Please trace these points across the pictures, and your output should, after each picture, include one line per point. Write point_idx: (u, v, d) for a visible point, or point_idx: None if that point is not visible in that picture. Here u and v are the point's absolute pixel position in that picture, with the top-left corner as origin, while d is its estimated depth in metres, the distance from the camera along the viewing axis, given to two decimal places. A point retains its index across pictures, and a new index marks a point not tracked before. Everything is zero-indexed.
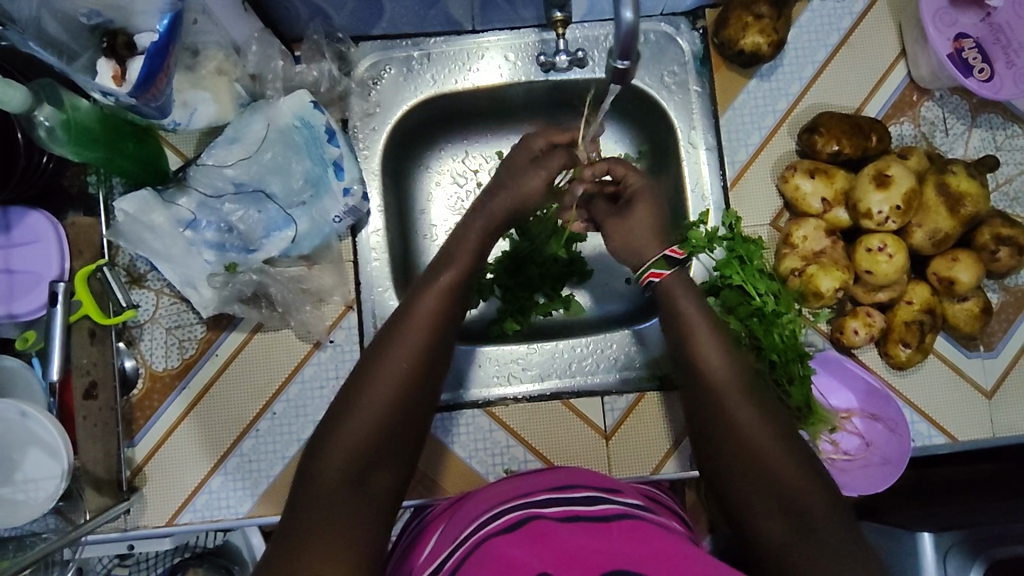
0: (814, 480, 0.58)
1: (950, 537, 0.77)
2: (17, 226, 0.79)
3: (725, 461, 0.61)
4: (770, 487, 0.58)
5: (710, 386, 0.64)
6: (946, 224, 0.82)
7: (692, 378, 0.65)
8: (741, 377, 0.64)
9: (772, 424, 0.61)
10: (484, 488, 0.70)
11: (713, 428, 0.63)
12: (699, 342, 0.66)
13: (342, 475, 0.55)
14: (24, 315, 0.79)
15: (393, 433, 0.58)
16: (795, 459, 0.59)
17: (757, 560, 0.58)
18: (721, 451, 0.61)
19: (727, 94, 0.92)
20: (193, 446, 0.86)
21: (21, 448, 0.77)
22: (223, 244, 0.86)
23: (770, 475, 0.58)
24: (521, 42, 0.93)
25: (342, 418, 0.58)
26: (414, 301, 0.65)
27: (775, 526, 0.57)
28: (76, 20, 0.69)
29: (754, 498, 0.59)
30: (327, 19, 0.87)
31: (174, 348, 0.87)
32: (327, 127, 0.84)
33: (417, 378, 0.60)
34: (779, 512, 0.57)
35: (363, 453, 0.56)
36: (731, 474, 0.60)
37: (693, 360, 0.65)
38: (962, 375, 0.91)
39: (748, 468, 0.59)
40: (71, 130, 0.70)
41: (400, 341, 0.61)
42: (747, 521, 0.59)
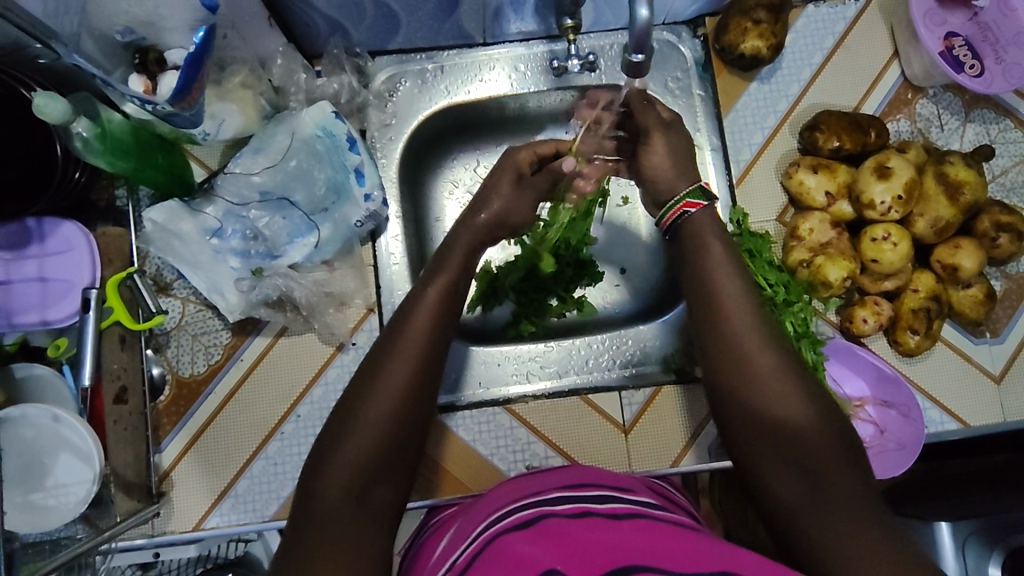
0: (834, 443, 0.56)
1: (967, 527, 0.80)
2: (50, 236, 0.81)
3: (741, 427, 0.59)
4: (788, 451, 0.56)
5: (732, 394, 0.60)
6: (948, 212, 0.85)
7: (713, 343, 0.62)
8: (761, 339, 0.61)
9: (798, 384, 0.59)
10: (498, 487, 0.71)
11: (727, 403, 0.61)
12: (726, 315, 0.63)
13: (346, 490, 0.55)
14: (56, 322, 0.80)
15: (399, 444, 0.58)
16: (815, 420, 0.58)
17: (776, 525, 0.57)
18: (759, 454, 0.58)
19: (730, 96, 0.96)
20: (214, 456, 0.87)
21: (52, 454, 0.78)
22: (248, 251, 0.88)
23: (811, 469, 0.55)
24: (531, 53, 0.97)
25: (345, 428, 0.58)
26: (411, 308, 0.65)
27: (790, 489, 0.56)
28: (112, 38, 0.74)
29: (772, 462, 0.57)
30: (346, 34, 0.90)
31: (200, 354, 0.89)
32: (348, 136, 0.87)
33: (421, 388, 0.60)
34: (795, 475, 0.56)
35: (368, 466, 0.56)
36: (771, 473, 0.57)
37: (715, 328, 0.63)
38: (971, 362, 0.93)
39: (768, 433, 0.58)
40: (105, 140, 0.74)
41: (403, 345, 0.61)
42: (761, 485, 0.58)
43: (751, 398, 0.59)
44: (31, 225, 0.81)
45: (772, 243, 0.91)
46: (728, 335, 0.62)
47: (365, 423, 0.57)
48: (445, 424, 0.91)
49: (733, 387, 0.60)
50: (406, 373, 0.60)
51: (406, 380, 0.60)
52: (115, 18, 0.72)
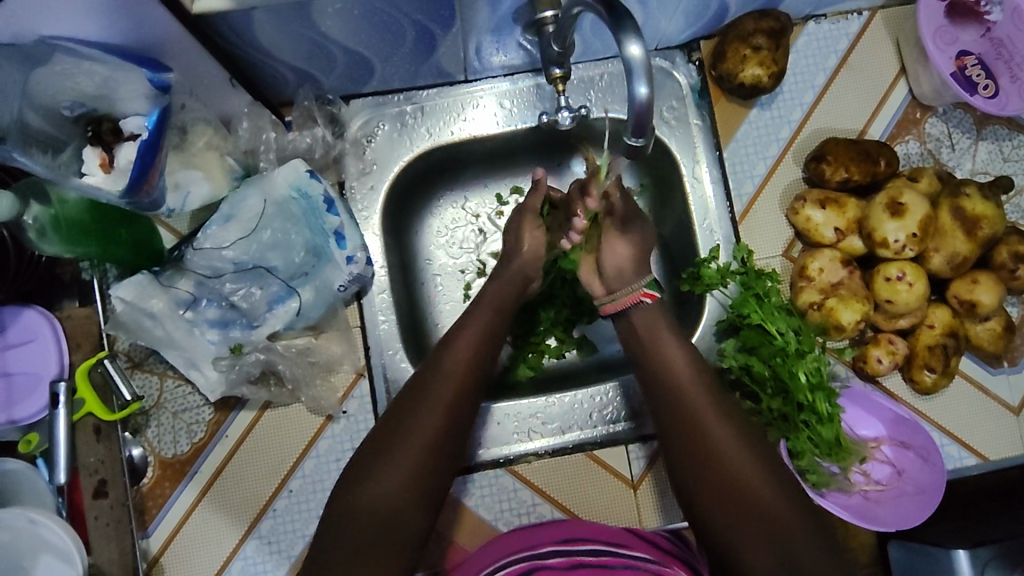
0: (803, 519, 0.59)
1: (985, 555, 0.77)
2: (11, 326, 0.76)
3: (694, 485, 0.62)
4: (762, 526, 0.58)
5: (688, 427, 0.63)
6: (964, 247, 0.80)
7: (676, 422, 0.65)
8: (722, 419, 0.63)
9: (761, 464, 0.61)
10: (495, 539, 0.77)
11: (680, 433, 0.64)
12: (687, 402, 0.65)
13: (373, 518, 0.58)
14: (25, 419, 0.75)
15: (430, 479, 0.61)
16: (783, 497, 0.60)
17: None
18: (706, 486, 0.61)
19: (729, 125, 0.91)
20: (208, 533, 0.83)
21: (31, 556, 0.74)
22: (227, 322, 0.82)
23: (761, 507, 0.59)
24: (516, 88, 0.91)
25: (378, 458, 0.60)
26: (440, 357, 0.67)
27: (746, 536, 0.58)
28: (59, 113, 0.67)
29: (747, 538, 0.58)
30: (316, 82, 0.84)
31: (182, 433, 0.84)
32: (325, 196, 0.81)
33: (451, 428, 0.63)
34: (769, 550, 0.57)
35: (397, 499, 0.59)
36: (716, 505, 0.60)
37: (679, 412, 0.65)
38: (989, 394, 0.89)
39: (732, 500, 0.60)
40: (62, 227, 0.69)
41: (431, 394, 0.64)
42: (730, 558, 0.59)
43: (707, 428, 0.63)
44: None
45: (780, 283, 0.86)
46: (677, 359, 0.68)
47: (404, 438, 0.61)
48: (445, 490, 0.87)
49: (691, 419, 0.64)
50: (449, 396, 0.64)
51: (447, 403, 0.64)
52: (60, 94, 0.66)
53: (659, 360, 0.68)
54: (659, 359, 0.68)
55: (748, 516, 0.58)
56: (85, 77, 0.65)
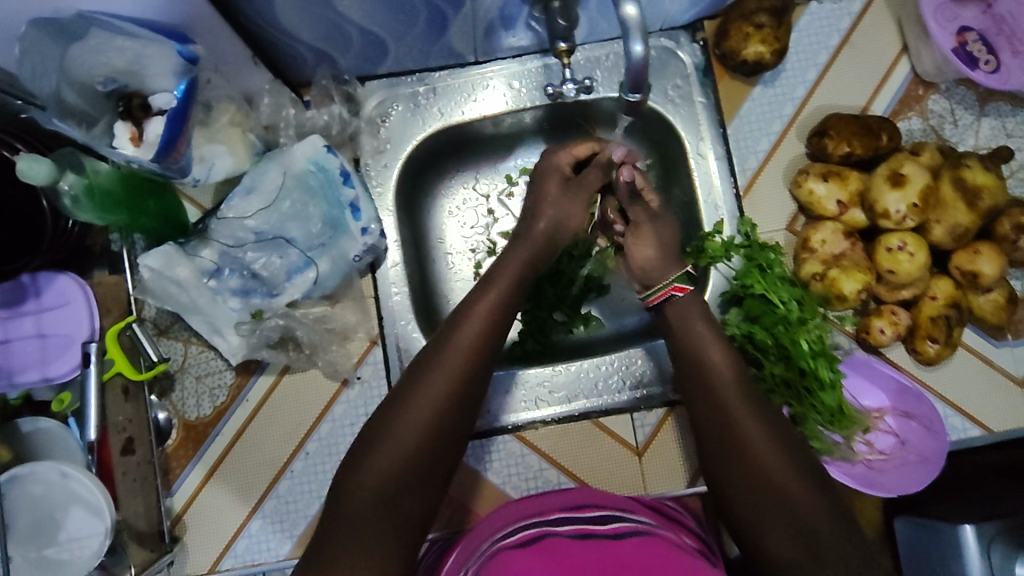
0: (829, 511, 0.59)
1: (991, 527, 0.77)
2: (46, 290, 0.80)
3: (727, 476, 0.64)
4: (783, 505, 0.59)
5: (726, 425, 0.65)
6: (965, 218, 0.81)
7: (708, 410, 0.67)
8: (749, 407, 0.66)
9: (780, 443, 0.63)
10: (505, 507, 0.74)
11: (713, 432, 0.66)
12: (716, 384, 0.69)
13: (373, 496, 0.57)
14: (58, 378, 0.79)
15: (428, 458, 0.60)
16: (811, 490, 0.60)
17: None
18: (736, 479, 0.63)
19: (733, 103, 0.93)
20: (229, 492, 0.87)
21: (63, 508, 0.78)
22: (248, 291, 0.86)
23: (788, 500, 0.59)
24: (525, 68, 0.94)
25: (377, 444, 0.60)
26: (449, 336, 0.66)
27: (774, 527, 0.59)
28: (94, 88, 0.71)
29: (768, 516, 0.59)
30: (333, 62, 0.87)
31: (205, 396, 0.88)
32: (341, 169, 0.85)
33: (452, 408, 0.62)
34: (788, 529, 0.58)
35: (393, 477, 0.58)
36: (744, 495, 0.62)
37: (709, 390, 0.68)
38: (993, 367, 0.90)
39: (761, 492, 0.60)
40: (94, 195, 0.73)
41: (436, 373, 0.63)
42: (752, 535, 0.60)
43: (738, 426, 0.64)
44: (25, 280, 0.80)
45: (783, 255, 0.88)
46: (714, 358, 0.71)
47: (400, 426, 0.60)
48: None
49: (723, 416, 0.66)
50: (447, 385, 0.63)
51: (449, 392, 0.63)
52: (95, 69, 0.69)
53: (693, 359, 0.72)
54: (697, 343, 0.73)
55: (775, 507, 0.59)
56: (116, 54, 0.68)
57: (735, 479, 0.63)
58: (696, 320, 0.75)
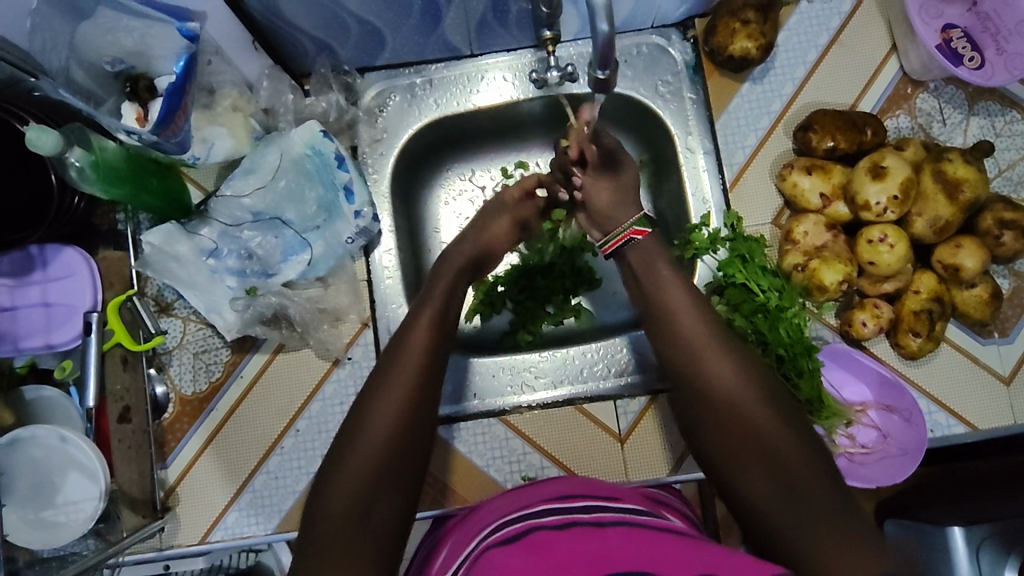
0: (815, 465, 0.59)
1: (981, 531, 0.84)
2: (52, 262, 0.84)
3: (712, 430, 0.64)
4: (768, 467, 0.59)
5: (705, 382, 0.65)
6: (946, 211, 0.82)
7: (687, 368, 0.67)
8: (731, 367, 0.64)
9: (772, 409, 0.62)
10: (497, 496, 0.71)
11: (696, 388, 0.66)
12: (698, 355, 0.66)
13: (347, 510, 0.57)
14: (60, 345, 0.83)
15: (395, 464, 0.60)
16: (797, 445, 0.60)
17: (763, 542, 0.59)
18: (720, 431, 0.63)
19: (721, 98, 0.95)
20: (221, 468, 0.89)
21: (60, 473, 0.81)
22: (244, 270, 0.90)
23: (774, 454, 0.59)
24: (520, 62, 0.97)
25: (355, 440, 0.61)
26: (399, 348, 0.68)
27: (758, 481, 0.59)
28: (102, 68, 0.76)
29: (752, 477, 0.60)
30: (333, 53, 0.91)
31: (201, 372, 0.90)
32: (336, 154, 0.89)
33: (408, 416, 0.62)
34: (772, 485, 0.59)
35: (365, 488, 0.59)
36: (726, 446, 0.62)
37: (693, 373, 0.66)
38: (980, 364, 0.89)
39: (744, 445, 0.61)
40: (99, 169, 0.76)
41: (394, 372, 0.66)
42: (738, 496, 0.61)
43: (719, 385, 0.64)
44: (33, 252, 0.84)
45: (766, 247, 0.89)
46: (688, 328, 0.69)
47: (375, 419, 0.62)
48: (441, 436, 0.91)
49: (702, 374, 0.65)
50: (412, 370, 0.66)
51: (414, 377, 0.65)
52: (105, 49, 0.74)
53: (664, 322, 0.71)
54: (673, 329, 0.69)
55: (759, 461, 0.60)
56: (125, 35, 0.73)
57: (720, 432, 0.63)
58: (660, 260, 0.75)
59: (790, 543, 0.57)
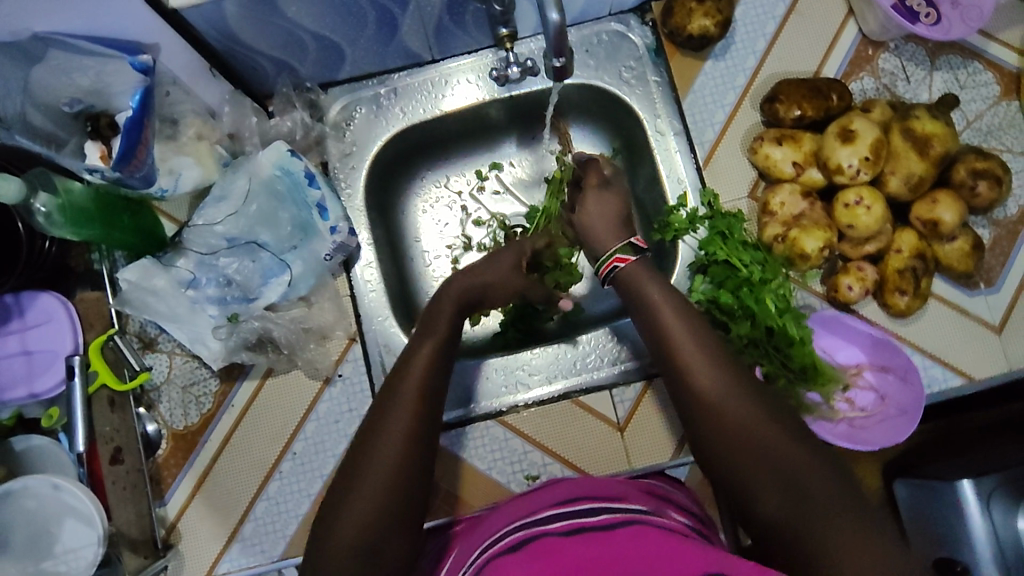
0: (824, 473, 0.56)
1: (990, 483, 0.86)
2: (29, 309, 0.83)
3: (711, 444, 0.60)
4: (769, 469, 0.57)
5: (696, 393, 0.62)
6: (919, 166, 0.83)
7: (677, 381, 0.64)
8: (723, 379, 0.61)
9: (765, 412, 0.60)
10: (501, 506, 0.69)
11: (689, 401, 0.62)
12: (687, 364, 0.63)
13: (357, 544, 0.57)
14: (45, 393, 0.82)
15: (401, 488, 0.59)
16: (800, 452, 0.57)
17: (779, 556, 0.56)
18: (721, 446, 0.60)
19: (685, 78, 0.95)
20: (219, 501, 0.88)
21: (57, 521, 0.79)
22: (225, 297, 0.88)
23: (780, 464, 0.57)
24: (481, 63, 0.97)
25: (364, 458, 0.60)
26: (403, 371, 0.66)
27: (766, 492, 0.56)
28: (59, 109, 0.76)
29: (754, 481, 0.57)
30: (293, 71, 0.90)
31: (192, 405, 0.89)
32: (306, 171, 0.87)
33: (410, 447, 0.60)
34: (775, 488, 0.56)
35: (372, 526, 0.57)
36: (728, 460, 0.59)
37: (683, 380, 0.63)
38: (968, 315, 0.89)
39: (747, 458, 0.58)
40: (67, 212, 0.76)
41: (404, 387, 0.64)
42: (748, 509, 0.58)
43: (710, 395, 0.61)
44: (9, 301, 0.83)
45: (745, 221, 0.89)
46: (678, 336, 0.65)
47: (386, 435, 0.61)
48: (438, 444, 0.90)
49: (692, 386, 0.62)
50: (420, 382, 0.65)
51: (421, 389, 0.64)
52: (62, 90, 0.74)
53: (655, 330, 0.68)
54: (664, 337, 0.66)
55: (765, 472, 0.57)
56: (81, 73, 0.73)
57: (720, 446, 0.60)
58: (646, 282, 0.71)
59: (809, 558, 0.53)
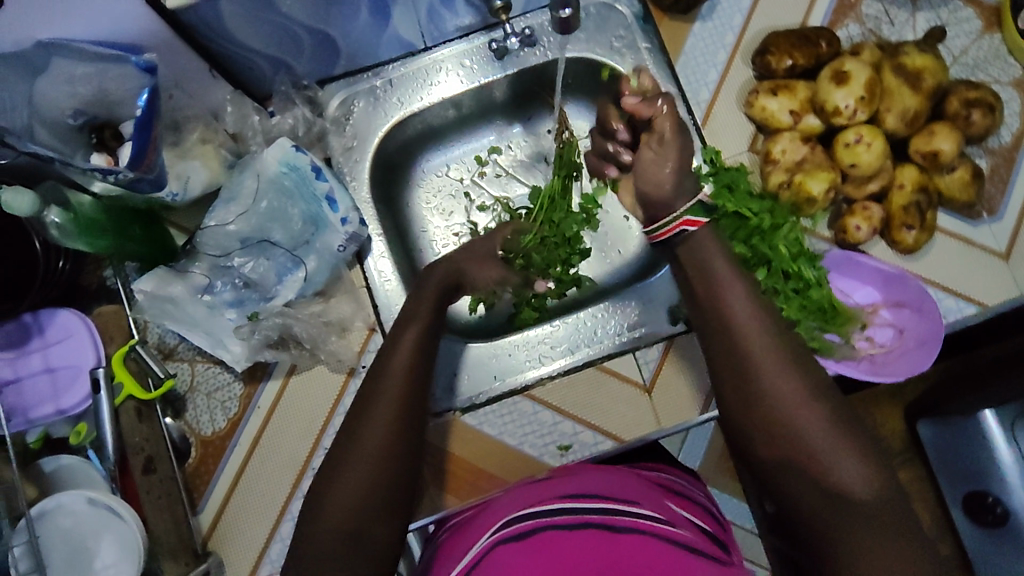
0: (863, 469, 0.55)
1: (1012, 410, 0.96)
2: (48, 326, 0.84)
3: (752, 424, 0.59)
4: (806, 462, 0.56)
5: (745, 367, 0.60)
6: (913, 101, 0.85)
7: (725, 351, 0.62)
8: (775, 356, 0.59)
9: (812, 400, 0.58)
10: (513, 491, 0.71)
11: (736, 375, 0.61)
12: (738, 335, 0.61)
13: (339, 530, 0.57)
14: (72, 408, 0.82)
15: (385, 479, 0.60)
16: (842, 446, 0.56)
17: (802, 541, 0.57)
18: (762, 428, 0.59)
19: (675, 41, 0.96)
20: (254, 504, 0.87)
21: (94, 537, 0.79)
22: (242, 299, 0.89)
23: (818, 457, 0.56)
24: (473, 46, 0.97)
25: (349, 451, 0.61)
26: (387, 362, 0.67)
27: (797, 482, 0.57)
28: (65, 123, 0.76)
29: (788, 468, 0.57)
30: (290, 69, 0.91)
31: (218, 410, 0.89)
32: (312, 165, 0.87)
33: (394, 441, 0.61)
34: (807, 481, 0.56)
35: (355, 513, 0.58)
36: (766, 443, 0.59)
37: (732, 354, 0.61)
38: (975, 245, 0.91)
39: (786, 446, 0.57)
40: (80, 223, 0.76)
41: (388, 378, 0.66)
42: (778, 491, 0.59)
43: (758, 373, 0.59)
44: (27, 320, 0.84)
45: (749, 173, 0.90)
46: (732, 301, 0.63)
47: (370, 429, 0.62)
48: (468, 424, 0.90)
49: (742, 358, 0.60)
50: (403, 372, 0.66)
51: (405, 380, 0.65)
52: (65, 103, 0.74)
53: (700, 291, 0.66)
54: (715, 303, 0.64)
55: (801, 464, 0.56)
56: (83, 84, 0.73)
57: (761, 428, 0.59)
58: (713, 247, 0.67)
59: (830, 549, 0.54)
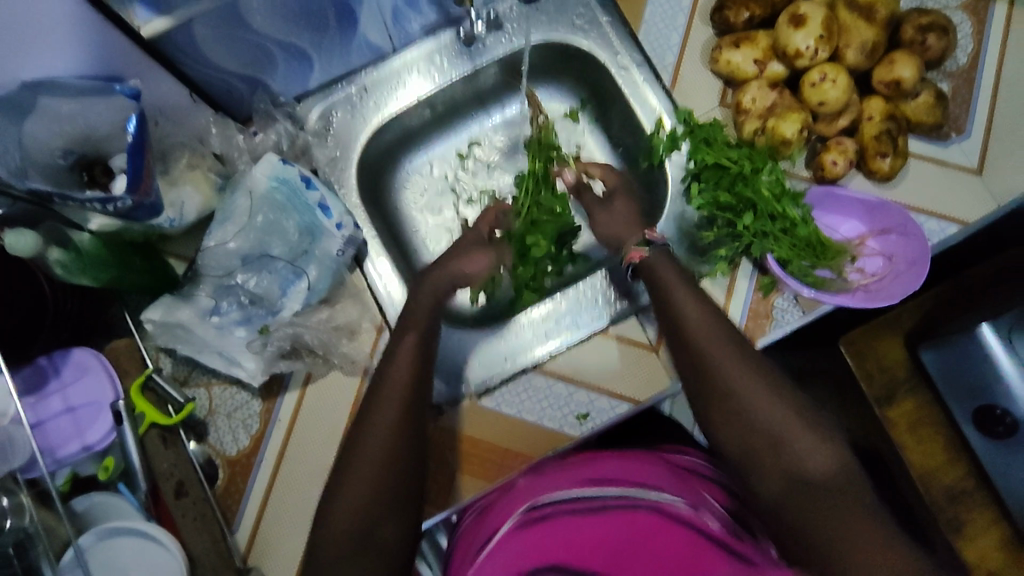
0: (825, 451, 0.57)
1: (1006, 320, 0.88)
2: (64, 367, 0.85)
3: (716, 418, 0.61)
4: (773, 453, 0.58)
5: (702, 365, 0.62)
6: (869, 33, 0.88)
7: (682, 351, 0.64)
8: (728, 351, 0.62)
9: (770, 390, 0.60)
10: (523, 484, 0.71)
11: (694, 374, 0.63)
12: (692, 335, 0.64)
13: (346, 538, 0.57)
14: (98, 443, 0.83)
15: (390, 483, 0.59)
16: (804, 431, 0.58)
17: (777, 535, 0.57)
18: (728, 423, 0.60)
19: (634, 12, 1.00)
20: (288, 515, 0.88)
21: (136, 565, 0.79)
22: (250, 316, 0.90)
23: (783, 445, 0.57)
24: (440, 43, 0.99)
25: (352, 459, 0.60)
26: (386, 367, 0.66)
27: (767, 476, 0.58)
28: (56, 163, 0.78)
29: (757, 460, 0.58)
30: (266, 87, 0.93)
31: (240, 429, 0.90)
32: (301, 176, 0.89)
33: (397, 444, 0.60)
34: (776, 473, 0.57)
35: (362, 516, 0.57)
36: (734, 438, 0.59)
37: (690, 351, 0.63)
38: (948, 165, 0.94)
39: (753, 439, 0.59)
40: (83, 257, 0.77)
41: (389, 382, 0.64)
42: (747, 485, 0.59)
43: (713, 368, 0.61)
44: (43, 363, 0.85)
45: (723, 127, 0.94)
46: (685, 305, 0.66)
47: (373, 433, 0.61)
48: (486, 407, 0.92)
49: (697, 356, 0.63)
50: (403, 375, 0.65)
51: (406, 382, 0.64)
52: (54, 142, 0.77)
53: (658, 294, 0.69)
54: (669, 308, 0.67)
55: (768, 454, 0.58)
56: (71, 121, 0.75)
57: (727, 422, 0.60)
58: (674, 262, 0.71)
59: (805, 539, 0.55)
